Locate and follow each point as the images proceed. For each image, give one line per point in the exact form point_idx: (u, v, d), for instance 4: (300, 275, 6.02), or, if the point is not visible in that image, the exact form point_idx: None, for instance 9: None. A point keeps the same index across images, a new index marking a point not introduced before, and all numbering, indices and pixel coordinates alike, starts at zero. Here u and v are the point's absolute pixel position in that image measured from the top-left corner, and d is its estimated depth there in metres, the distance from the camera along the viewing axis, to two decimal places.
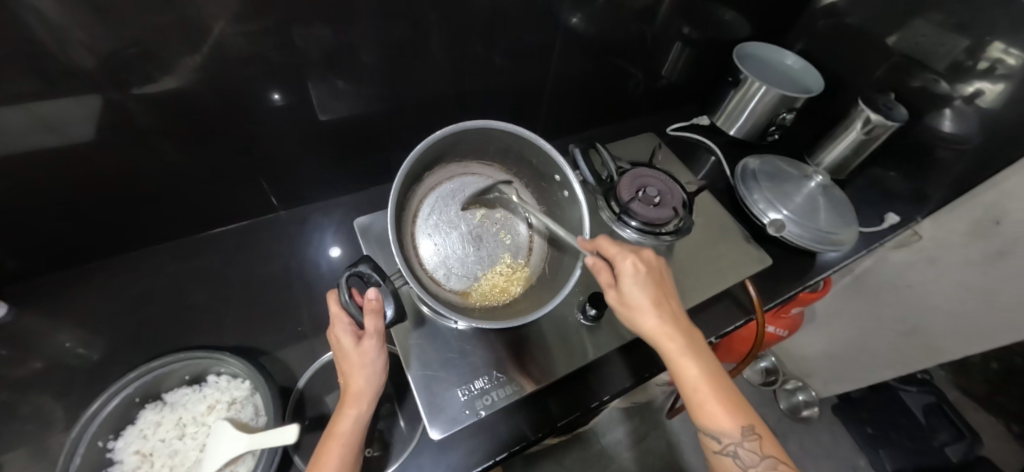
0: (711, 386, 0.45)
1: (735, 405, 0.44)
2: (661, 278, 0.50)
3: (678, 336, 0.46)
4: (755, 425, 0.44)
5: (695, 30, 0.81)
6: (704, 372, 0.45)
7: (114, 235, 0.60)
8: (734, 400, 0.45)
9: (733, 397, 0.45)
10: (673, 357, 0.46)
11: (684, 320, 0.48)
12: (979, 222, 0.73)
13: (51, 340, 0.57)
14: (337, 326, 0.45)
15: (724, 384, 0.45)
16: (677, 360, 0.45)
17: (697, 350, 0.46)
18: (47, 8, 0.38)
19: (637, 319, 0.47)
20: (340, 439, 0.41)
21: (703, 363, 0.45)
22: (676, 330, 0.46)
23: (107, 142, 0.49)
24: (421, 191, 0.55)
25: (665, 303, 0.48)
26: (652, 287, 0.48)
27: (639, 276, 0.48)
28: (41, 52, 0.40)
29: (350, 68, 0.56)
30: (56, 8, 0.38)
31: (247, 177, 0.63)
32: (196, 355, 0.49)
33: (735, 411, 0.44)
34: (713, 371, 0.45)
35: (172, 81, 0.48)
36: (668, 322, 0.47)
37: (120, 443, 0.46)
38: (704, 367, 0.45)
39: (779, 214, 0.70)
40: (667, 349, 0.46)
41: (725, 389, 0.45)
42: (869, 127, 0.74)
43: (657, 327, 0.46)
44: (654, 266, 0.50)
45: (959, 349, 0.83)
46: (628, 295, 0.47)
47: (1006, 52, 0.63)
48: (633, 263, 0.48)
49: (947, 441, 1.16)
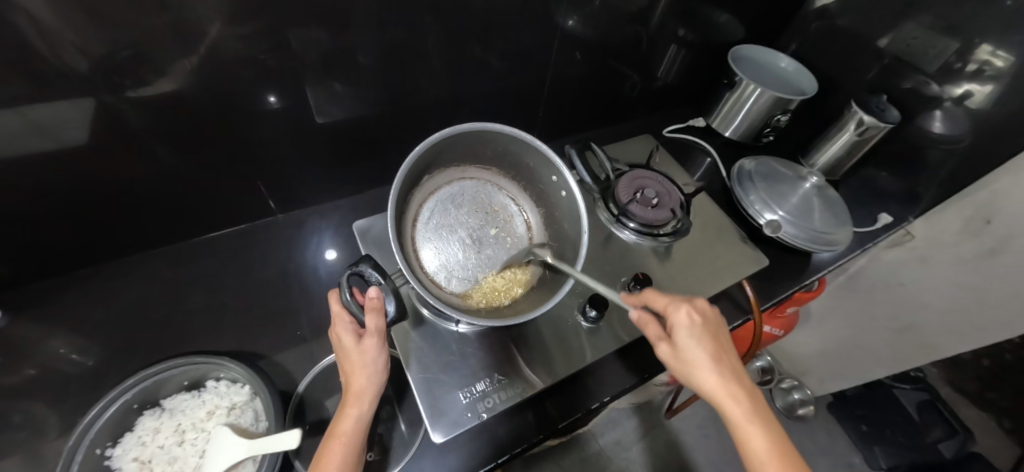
0: (786, 465, 0.40)
1: None
2: (722, 332, 0.47)
3: (742, 401, 0.42)
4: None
5: (690, 33, 0.81)
6: (774, 444, 0.41)
7: (108, 240, 0.59)
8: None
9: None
10: (738, 424, 0.42)
11: (749, 381, 0.44)
12: (971, 221, 0.74)
13: (45, 346, 0.56)
14: (338, 325, 0.45)
15: (800, 462, 0.40)
16: (740, 427, 0.42)
17: (764, 418, 0.42)
18: (40, 10, 0.37)
19: (694, 378, 0.44)
20: (341, 438, 0.41)
21: (770, 433, 0.41)
22: (738, 393, 0.43)
23: (101, 145, 0.49)
24: (420, 196, 0.55)
25: (726, 361, 0.44)
26: (712, 342, 0.45)
27: (698, 331, 0.45)
28: (33, 55, 0.39)
29: (347, 70, 0.56)
30: (49, 10, 0.37)
31: (244, 180, 0.62)
32: (194, 361, 0.49)
33: None
34: (785, 442, 0.41)
35: (167, 83, 0.47)
36: (730, 383, 0.43)
37: (118, 450, 0.46)
38: (772, 438, 0.41)
39: (775, 215, 0.70)
40: (731, 412, 0.43)
41: (802, 470, 0.40)
42: (862, 128, 0.75)
43: (717, 388, 0.43)
44: (712, 317, 0.47)
45: (952, 346, 0.84)
46: (683, 350, 0.45)
47: (994, 54, 0.65)
48: (688, 314, 0.46)
49: (941, 437, 1.19)
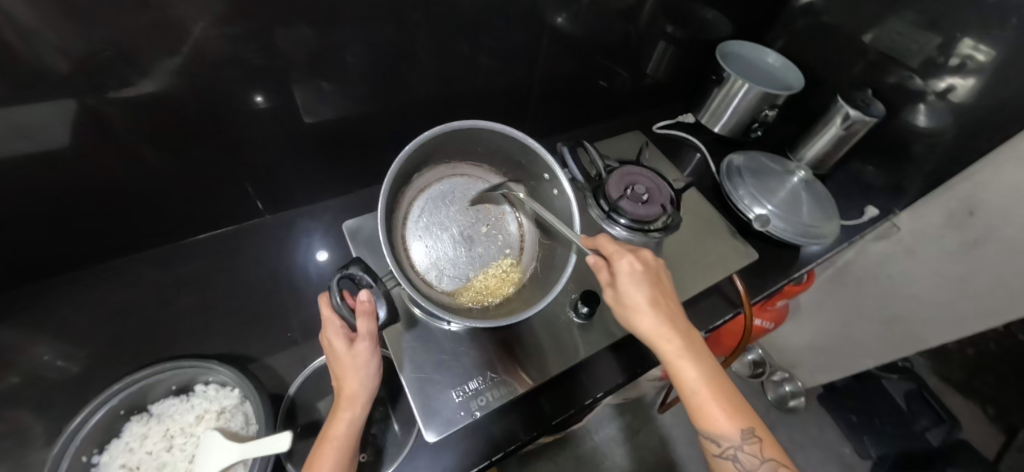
0: (711, 388, 0.46)
1: (734, 409, 0.45)
2: (660, 279, 0.51)
3: (677, 338, 0.47)
4: (754, 427, 0.45)
5: (678, 29, 0.82)
6: (703, 373, 0.46)
7: (93, 244, 0.58)
8: (733, 402, 0.46)
9: (730, 397, 0.46)
10: (673, 360, 0.47)
11: (681, 321, 0.49)
12: (954, 213, 0.76)
13: (28, 354, 0.55)
14: (329, 329, 0.44)
15: (724, 385, 0.46)
16: (676, 362, 0.46)
17: (696, 352, 0.47)
18: (18, 10, 0.36)
19: (635, 320, 0.48)
20: (333, 442, 0.41)
21: (702, 366, 0.46)
22: (674, 331, 0.47)
23: (84, 148, 0.48)
24: (410, 193, 0.55)
25: (663, 304, 0.49)
26: (650, 287, 0.49)
27: (637, 276, 0.49)
28: (11, 56, 0.38)
29: (334, 70, 0.55)
30: (27, 10, 0.37)
31: (231, 181, 0.61)
32: (183, 365, 0.48)
33: (734, 414, 0.45)
34: (713, 373, 0.46)
35: (151, 84, 0.46)
36: (667, 323, 0.48)
37: (105, 457, 0.45)
38: (703, 370, 0.46)
39: (764, 209, 0.71)
40: (667, 350, 0.47)
41: (724, 391, 0.46)
42: (848, 122, 0.76)
43: (655, 328, 0.47)
44: (651, 266, 0.51)
45: (938, 336, 0.86)
46: (626, 294, 0.48)
47: (976, 49, 0.66)
48: (629, 262, 0.49)
49: (928, 425, 1.21)
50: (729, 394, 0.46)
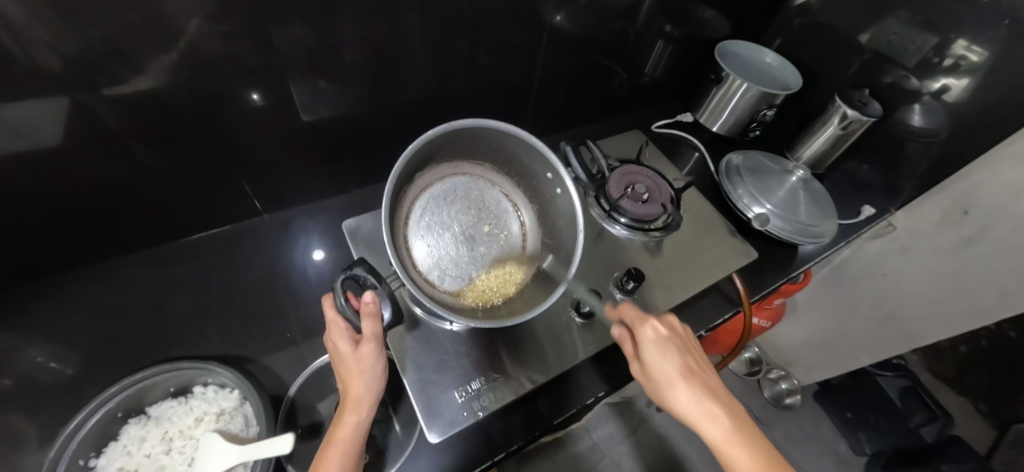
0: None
1: None
2: (691, 349, 0.49)
3: (718, 414, 0.44)
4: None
5: (676, 29, 0.82)
6: (755, 456, 0.41)
7: (86, 244, 0.57)
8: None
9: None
10: (717, 441, 0.43)
11: (722, 394, 0.46)
12: (949, 212, 0.76)
13: (21, 355, 0.54)
14: (334, 331, 0.43)
15: (783, 471, 0.41)
16: (721, 443, 0.43)
17: (743, 431, 0.43)
18: (7, 5, 0.36)
19: (668, 394, 0.45)
20: (338, 445, 0.40)
21: (751, 447, 0.42)
22: (714, 406, 0.44)
23: (77, 145, 0.47)
24: (412, 192, 0.54)
25: (699, 376, 0.46)
26: (681, 358, 0.47)
27: (665, 346, 0.47)
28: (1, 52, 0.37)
29: (332, 68, 0.55)
30: (17, 5, 0.36)
31: (228, 180, 0.61)
32: (181, 366, 0.47)
33: None
34: (766, 455, 0.42)
35: (146, 81, 0.46)
36: (704, 397, 0.44)
37: (102, 461, 0.44)
38: (753, 451, 0.42)
39: (763, 208, 0.71)
40: (709, 430, 0.43)
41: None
42: (845, 122, 0.77)
43: (691, 403, 0.44)
44: (678, 333, 0.49)
45: (934, 333, 0.87)
46: (654, 365, 0.46)
47: (970, 49, 0.67)
48: (654, 330, 0.48)
49: (923, 421, 1.22)
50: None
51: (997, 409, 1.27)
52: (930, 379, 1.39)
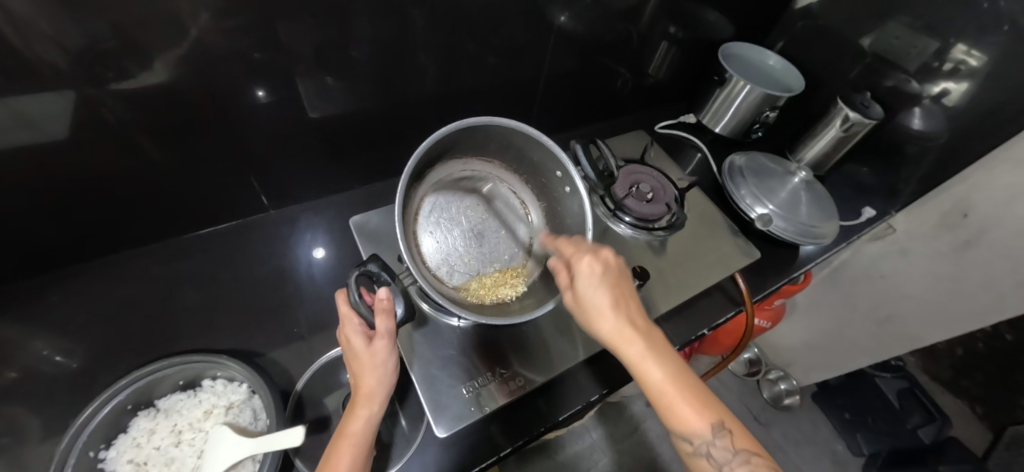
0: (678, 389, 0.41)
1: (707, 410, 0.41)
2: (623, 279, 0.48)
3: (639, 336, 0.44)
4: (731, 426, 0.40)
5: (681, 30, 0.82)
6: (669, 370, 0.42)
7: (91, 238, 0.57)
8: (706, 404, 0.41)
9: (704, 398, 0.41)
10: (638, 364, 0.42)
11: (644, 321, 0.45)
12: (949, 214, 0.77)
13: (26, 348, 0.55)
14: (348, 327, 0.43)
15: (691, 382, 0.42)
16: (639, 361, 0.42)
17: (661, 351, 0.43)
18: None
19: (594, 322, 0.45)
20: (350, 439, 0.40)
21: (667, 367, 0.42)
22: (635, 332, 0.44)
23: (83, 139, 0.47)
24: (421, 189, 0.55)
25: (627, 305, 0.46)
26: (611, 288, 0.46)
27: (594, 276, 0.46)
28: (5, 46, 0.38)
29: (340, 65, 0.55)
30: None
31: (235, 175, 0.61)
32: (191, 359, 0.48)
33: (706, 415, 0.40)
34: (677, 374, 0.42)
35: (151, 75, 0.46)
36: (628, 323, 0.44)
37: (112, 452, 0.44)
38: (667, 370, 0.42)
39: (765, 209, 0.72)
40: (627, 353, 0.43)
41: (696, 393, 0.42)
42: (847, 124, 0.77)
43: (616, 329, 0.44)
44: (614, 266, 0.47)
45: (931, 335, 0.87)
46: (583, 295, 0.45)
47: (969, 54, 0.68)
48: (588, 262, 0.46)
49: (920, 423, 1.22)
50: (701, 397, 0.41)
51: (992, 411, 1.29)
52: (927, 381, 1.41)
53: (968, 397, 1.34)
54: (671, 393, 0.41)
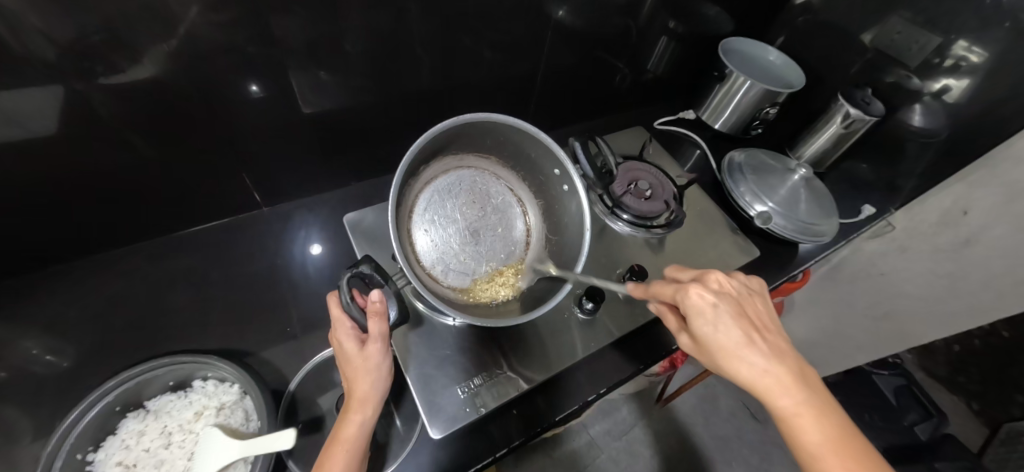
0: (837, 449, 0.36)
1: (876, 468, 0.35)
2: (752, 308, 0.42)
3: (788, 382, 0.37)
4: None
5: (680, 25, 0.81)
6: (826, 425, 0.36)
7: (80, 236, 0.56)
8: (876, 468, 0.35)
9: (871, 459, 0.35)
10: (787, 415, 0.37)
11: (787, 357, 0.39)
12: (948, 212, 0.76)
13: (14, 347, 0.54)
14: (340, 330, 0.43)
15: (851, 438, 0.36)
16: (790, 413, 0.37)
17: (812, 399, 0.37)
18: None
19: (728, 366, 0.38)
20: (344, 444, 0.40)
21: (821, 417, 0.37)
22: (781, 377, 0.38)
23: (72, 135, 0.46)
24: (416, 186, 0.54)
25: (765, 342, 0.39)
26: (744, 324, 0.39)
27: (721, 314, 0.39)
28: None
29: (334, 60, 0.54)
30: None
31: (228, 172, 0.60)
32: (180, 360, 0.47)
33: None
34: (833, 425, 0.37)
35: (141, 70, 0.45)
36: (773, 364, 0.38)
37: (100, 455, 0.44)
38: (822, 422, 0.36)
39: (765, 206, 0.71)
40: (774, 401, 0.37)
41: (859, 453, 0.36)
42: (848, 121, 0.77)
43: (759, 375, 0.37)
44: (734, 295, 0.41)
45: (930, 333, 0.87)
46: (711, 336, 0.39)
47: (970, 50, 0.67)
48: (704, 296, 0.40)
49: (916, 420, 1.23)
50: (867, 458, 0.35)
51: (989, 407, 1.30)
52: (924, 378, 1.42)
53: (965, 394, 1.34)
54: (830, 454, 0.35)
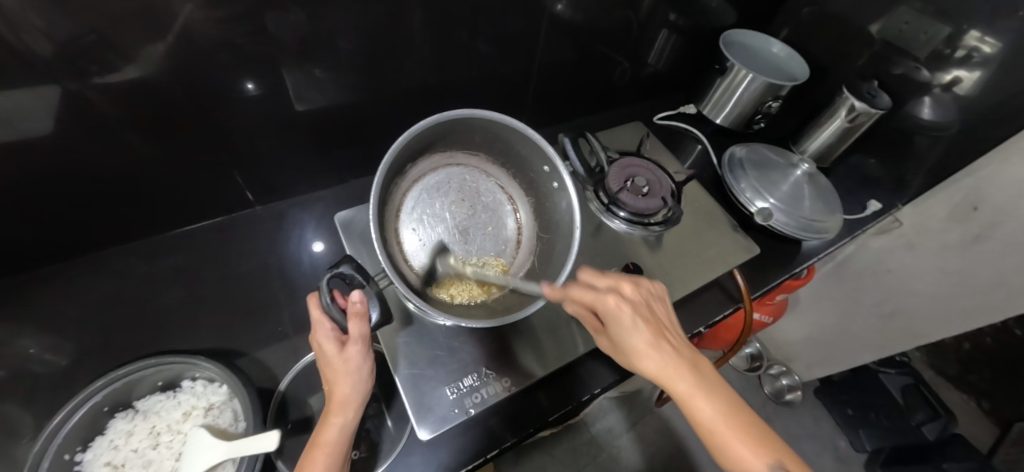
0: (733, 427, 0.39)
1: (765, 443, 0.39)
2: (656, 309, 0.46)
3: (685, 371, 0.42)
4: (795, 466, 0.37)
5: (681, 18, 0.80)
6: (718, 405, 0.40)
7: (78, 235, 0.56)
8: (763, 437, 0.39)
9: (759, 431, 0.39)
10: (686, 399, 0.41)
11: (687, 350, 0.44)
12: (958, 207, 0.74)
13: (14, 346, 0.54)
14: (320, 332, 0.42)
15: (744, 414, 0.40)
16: (686, 396, 0.41)
17: (707, 383, 0.41)
18: None
19: (635, 360, 0.43)
20: (325, 449, 0.39)
21: (715, 398, 0.41)
22: (680, 365, 0.42)
23: (66, 135, 0.46)
24: (403, 185, 0.53)
25: (667, 338, 0.44)
26: (648, 324, 0.44)
27: (627, 314, 0.44)
28: None
29: (327, 56, 0.54)
30: None
31: (221, 171, 0.60)
32: (168, 360, 0.47)
33: (767, 451, 0.38)
34: (724, 404, 0.41)
35: (135, 70, 0.44)
36: (673, 357, 0.42)
37: (89, 455, 0.44)
38: (716, 402, 0.40)
39: (766, 202, 0.70)
40: (676, 388, 0.41)
41: (746, 424, 0.40)
42: (852, 115, 0.75)
43: (660, 366, 0.42)
44: (641, 300, 0.46)
45: (936, 332, 0.85)
46: (621, 335, 0.43)
47: (982, 41, 0.64)
48: (615, 300, 0.44)
49: (924, 420, 1.19)
50: (760, 432, 0.39)
51: (999, 406, 1.28)
52: (933, 377, 1.39)
53: (975, 392, 1.32)
54: (725, 430, 0.39)
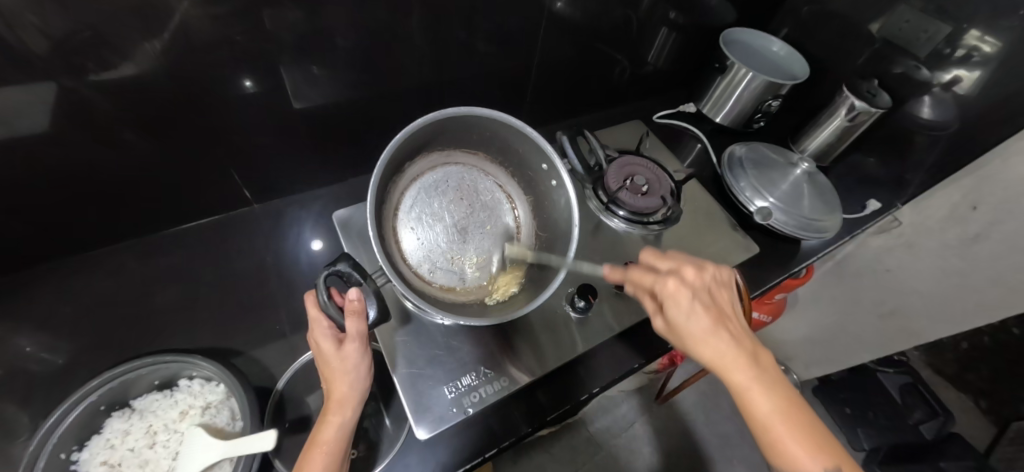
0: (790, 424, 0.39)
1: (822, 444, 0.38)
2: (720, 297, 0.45)
3: (743, 362, 0.41)
4: None
5: (681, 16, 0.79)
6: (776, 401, 0.40)
7: (75, 233, 0.56)
8: (821, 438, 0.38)
9: (816, 429, 0.39)
10: (742, 391, 0.41)
11: (747, 341, 0.43)
12: (957, 207, 0.74)
13: (10, 345, 0.54)
14: (317, 330, 0.42)
15: (801, 410, 0.40)
16: (743, 388, 0.40)
17: (766, 377, 0.41)
18: None
19: (691, 347, 0.43)
20: (323, 447, 0.39)
21: (774, 394, 0.40)
22: (740, 357, 0.41)
23: (62, 133, 0.46)
24: (402, 183, 0.53)
25: (728, 327, 0.43)
26: (709, 312, 0.43)
27: (689, 301, 0.43)
28: None
29: (325, 54, 0.53)
30: None
31: (219, 169, 0.59)
32: (165, 359, 0.46)
33: (824, 453, 0.38)
34: (784, 399, 0.40)
35: (133, 67, 0.44)
36: (733, 347, 0.42)
37: (85, 454, 0.44)
38: (774, 398, 0.40)
39: (765, 202, 0.70)
40: (733, 378, 0.41)
41: (802, 422, 0.39)
42: (852, 114, 0.74)
43: (718, 355, 0.41)
44: (704, 286, 0.45)
45: (935, 332, 0.85)
46: (679, 319, 0.43)
47: (982, 40, 0.64)
48: (677, 285, 0.44)
49: (922, 418, 1.22)
50: (817, 431, 0.39)
51: (997, 406, 1.28)
52: (931, 376, 1.39)
53: (973, 391, 1.32)
54: (781, 426, 0.39)
